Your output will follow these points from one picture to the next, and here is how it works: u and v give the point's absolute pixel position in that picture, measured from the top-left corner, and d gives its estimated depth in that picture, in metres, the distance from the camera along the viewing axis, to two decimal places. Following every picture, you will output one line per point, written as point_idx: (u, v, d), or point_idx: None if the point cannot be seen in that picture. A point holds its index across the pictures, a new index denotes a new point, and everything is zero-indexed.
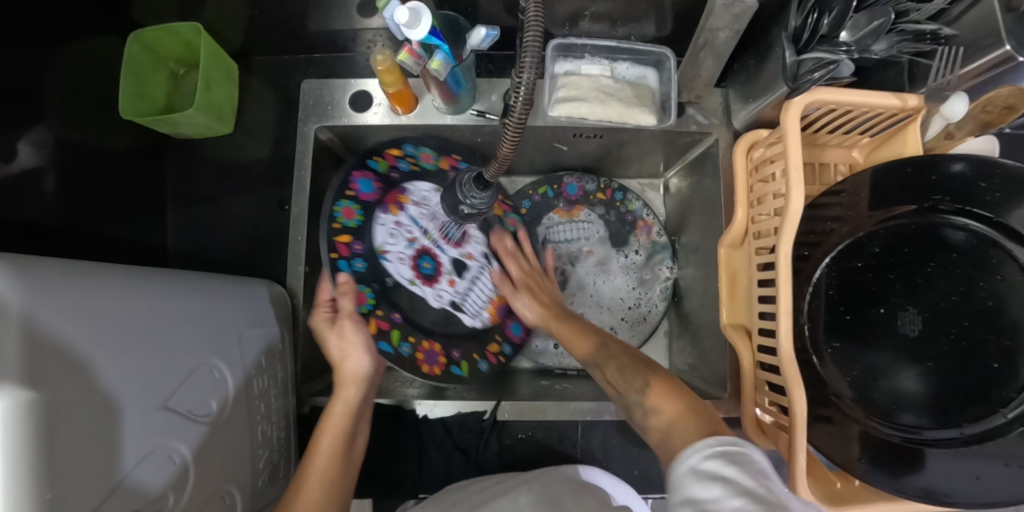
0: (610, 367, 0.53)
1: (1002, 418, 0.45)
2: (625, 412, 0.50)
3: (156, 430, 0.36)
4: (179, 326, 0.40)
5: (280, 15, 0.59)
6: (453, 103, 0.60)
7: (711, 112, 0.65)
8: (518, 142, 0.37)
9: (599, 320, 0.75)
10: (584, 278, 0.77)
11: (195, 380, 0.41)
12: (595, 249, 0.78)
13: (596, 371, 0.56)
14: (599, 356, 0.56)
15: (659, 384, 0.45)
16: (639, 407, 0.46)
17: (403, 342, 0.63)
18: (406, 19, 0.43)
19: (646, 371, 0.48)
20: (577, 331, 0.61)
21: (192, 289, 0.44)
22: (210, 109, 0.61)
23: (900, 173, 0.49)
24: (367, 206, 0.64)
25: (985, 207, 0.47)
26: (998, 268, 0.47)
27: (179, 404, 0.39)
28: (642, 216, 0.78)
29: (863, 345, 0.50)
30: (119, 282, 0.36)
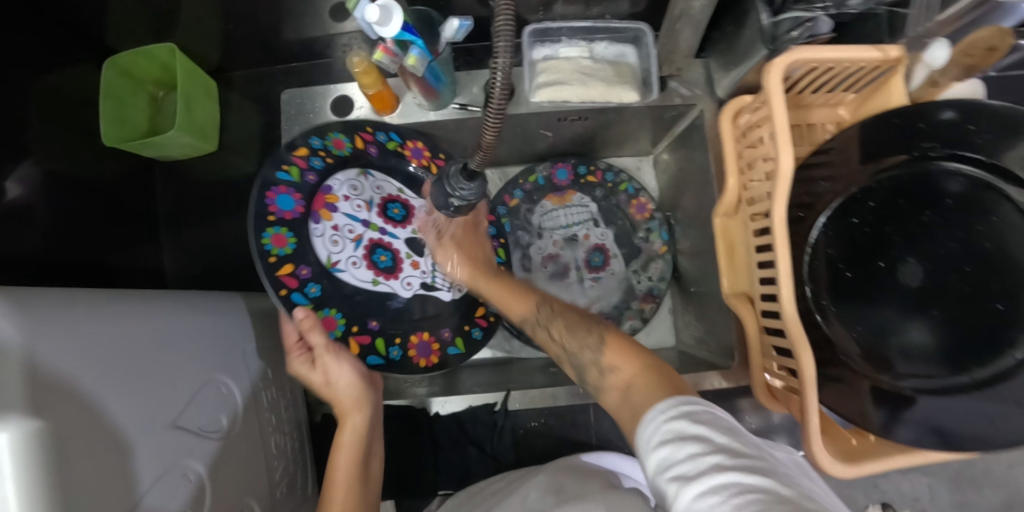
0: (556, 326, 0.50)
1: (1010, 359, 0.45)
2: (574, 371, 0.47)
3: (171, 448, 0.36)
4: (180, 345, 0.40)
5: (254, 26, 0.59)
6: (435, 98, 0.60)
7: (693, 83, 0.64)
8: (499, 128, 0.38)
9: (601, 302, 0.74)
10: (582, 259, 0.76)
11: (202, 396, 0.41)
12: (590, 231, 0.77)
13: (541, 329, 0.52)
14: (542, 315, 0.52)
15: (612, 342, 0.44)
16: (574, 359, 0.46)
17: (390, 347, 0.58)
18: (377, 17, 0.45)
19: (596, 327, 0.47)
20: (512, 293, 0.56)
21: (192, 307, 0.44)
22: (194, 128, 0.61)
23: (888, 125, 0.49)
24: (296, 223, 0.53)
25: (973, 150, 0.47)
26: (993, 210, 0.47)
27: (189, 421, 0.39)
28: (634, 194, 0.77)
29: (865, 300, 0.50)
30: (123, 303, 0.36)
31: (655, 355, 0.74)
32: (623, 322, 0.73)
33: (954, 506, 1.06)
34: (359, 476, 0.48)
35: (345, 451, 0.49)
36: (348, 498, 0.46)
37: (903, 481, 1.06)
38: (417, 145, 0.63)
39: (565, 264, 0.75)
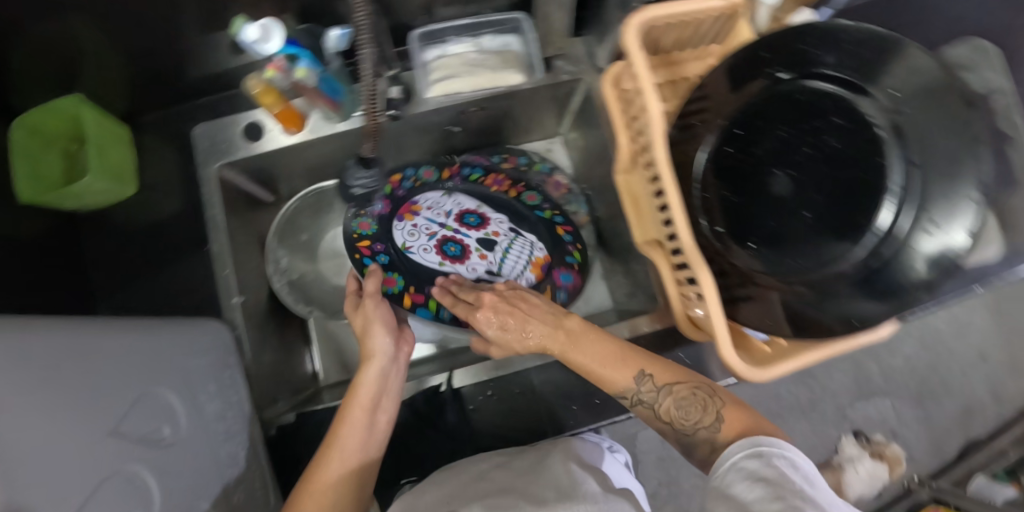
0: (665, 402, 0.46)
1: (875, 236, 0.48)
2: (681, 445, 0.47)
3: (109, 455, 0.37)
4: (112, 363, 0.42)
5: (155, 66, 0.62)
6: (338, 110, 0.64)
7: (576, 59, 0.69)
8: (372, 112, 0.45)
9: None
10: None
11: (140, 408, 0.42)
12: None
13: (641, 407, 0.48)
14: (647, 391, 0.47)
15: (731, 414, 0.43)
16: (683, 434, 0.45)
17: (442, 310, 0.66)
18: (258, 35, 0.50)
19: (713, 403, 0.45)
20: (609, 357, 0.48)
21: (122, 330, 0.46)
22: (110, 172, 0.63)
23: (754, 59, 0.55)
24: (382, 219, 0.69)
25: (813, 66, 0.53)
26: (829, 113, 0.53)
27: (127, 431, 0.40)
28: (549, 173, 0.81)
29: (750, 217, 0.55)
30: (48, 323, 0.38)
31: (596, 318, 0.77)
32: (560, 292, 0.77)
33: (920, 419, 1.19)
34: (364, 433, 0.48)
35: (357, 408, 0.49)
36: (350, 440, 0.47)
37: (870, 407, 1.18)
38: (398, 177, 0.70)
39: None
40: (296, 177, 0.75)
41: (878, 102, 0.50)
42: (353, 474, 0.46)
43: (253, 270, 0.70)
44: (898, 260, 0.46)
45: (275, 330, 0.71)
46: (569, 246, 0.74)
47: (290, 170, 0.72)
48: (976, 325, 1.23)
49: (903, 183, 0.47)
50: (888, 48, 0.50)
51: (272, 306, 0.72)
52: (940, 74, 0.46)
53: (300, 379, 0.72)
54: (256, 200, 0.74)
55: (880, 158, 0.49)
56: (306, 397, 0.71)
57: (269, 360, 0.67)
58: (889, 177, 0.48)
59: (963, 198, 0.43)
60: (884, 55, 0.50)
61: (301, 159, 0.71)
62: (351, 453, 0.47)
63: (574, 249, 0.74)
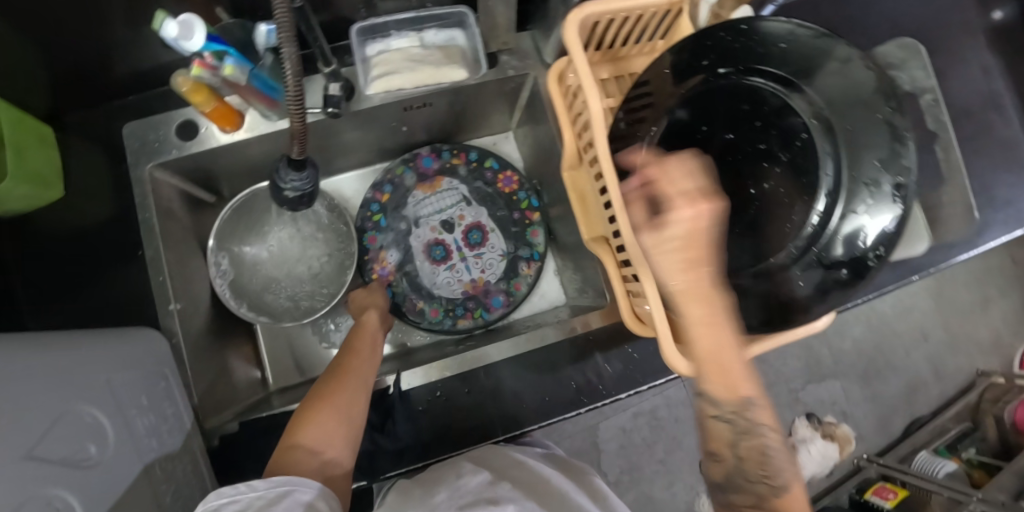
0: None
1: (811, 227, 0.50)
2: None
3: (30, 477, 0.35)
4: (33, 379, 0.40)
5: (74, 62, 0.58)
6: (275, 109, 0.62)
7: (523, 54, 0.68)
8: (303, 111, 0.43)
9: (487, 275, 0.79)
10: (460, 240, 0.80)
11: (61, 427, 0.41)
12: (465, 212, 0.81)
13: None
14: None
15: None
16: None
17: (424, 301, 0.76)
18: (178, 31, 0.47)
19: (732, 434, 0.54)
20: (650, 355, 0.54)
21: (35, 348, 0.44)
22: (31, 177, 0.59)
23: (696, 61, 0.54)
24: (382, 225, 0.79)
25: (758, 61, 0.54)
26: (766, 105, 0.54)
27: (48, 452, 0.38)
28: (500, 169, 0.80)
29: None
30: None
31: (548, 314, 0.78)
32: (511, 291, 0.77)
33: (865, 398, 1.25)
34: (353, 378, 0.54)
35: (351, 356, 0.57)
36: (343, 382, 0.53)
37: (817, 390, 1.23)
38: (393, 179, 0.78)
39: (446, 247, 0.79)
40: (238, 176, 0.72)
41: (806, 94, 0.52)
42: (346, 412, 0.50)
43: (193, 276, 0.67)
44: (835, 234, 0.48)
45: (218, 337, 0.69)
46: (531, 238, 0.79)
47: (231, 168, 0.70)
48: (919, 308, 1.30)
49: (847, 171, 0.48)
50: (817, 50, 0.51)
51: (214, 311, 0.70)
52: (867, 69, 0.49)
53: (247, 385, 0.70)
54: (194, 200, 0.71)
55: (813, 150, 0.51)
56: (251, 403, 0.69)
57: (211, 368, 0.65)
58: (819, 166, 0.50)
59: (867, 177, 0.47)
60: (824, 56, 0.51)
61: (242, 157, 0.68)
62: (345, 391, 0.52)
63: (535, 244, 0.79)
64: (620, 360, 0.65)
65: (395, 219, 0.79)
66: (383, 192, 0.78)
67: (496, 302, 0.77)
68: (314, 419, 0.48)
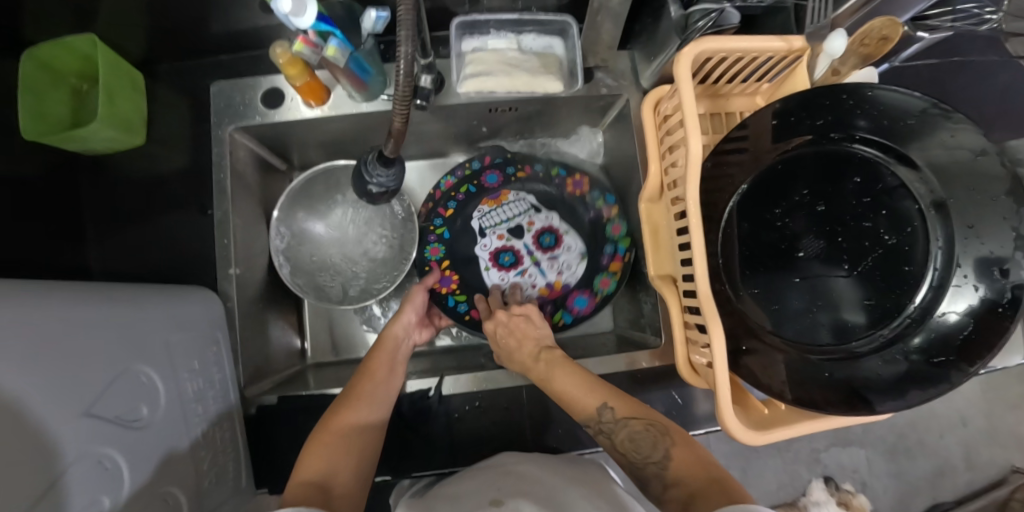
0: (619, 435, 0.48)
1: (906, 318, 0.48)
2: (633, 481, 0.47)
3: (86, 436, 0.36)
4: (93, 336, 0.40)
5: (176, 18, 0.59)
6: (363, 90, 0.60)
7: (619, 74, 0.67)
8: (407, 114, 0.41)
9: (564, 278, 0.75)
10: (531, 245, 0.76)
11: (122, 385, 0.42)
12: (535, 217, 0.77)
13: (603, 436, 0.50)
14: (606, 419, 0.49)
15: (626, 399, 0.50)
16: (632, 467, 0.47)
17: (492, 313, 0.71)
18: (291, 7, 0.44)
19: (663, 438, 0.47)
20: (577, 384, 0.52)
21: (101, 301, 0.44)
22: (117, 121, 0.60)
23: (799, 119, 0.52)
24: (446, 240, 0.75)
25: (875, 131, 0.50)
26: (877, 180, 0.51)
27: (106, 410, 0.39)
28: (568, 175, 0.77)
29: (772, 276, 0.53)
30: (34, 296, 0.37)
31: (594, 339, 0.76)
32: (597, 290, 0.73)
33: (890, 474, 1.09)
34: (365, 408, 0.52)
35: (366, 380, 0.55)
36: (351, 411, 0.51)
37: (841, 454, 1.08)
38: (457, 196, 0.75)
39: (516, 253, 0.76)
40: (312, 149, 0.72)
41: (922, 174, 0.48)
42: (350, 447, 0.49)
43: (255, 242, 0.68)
44: (936, 328, 0.46)
45: (268, 305, 0.69)
46: (613, 231, 0.74)
47: (307, 141, 0.69)
48: (961, 391, 1.10)
49: (960, 270, 0.46)
50: (925, 119, 0.49)
51: (268, 279, 0.70)
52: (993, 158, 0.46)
53: (288, 356, 0.71)
54: (267, 165, 0.71)
55: (920, 237, 0.48)
56: (288, 375, 0.69)
57: (258, 335, 0.66)
58: (928, 256, 0.48)
59: (975, 278, 0.45)
60: (936, 130, 0.48)
61: (322, 132, 0.68)
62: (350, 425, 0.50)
63: (618, 235, 0.74)
64: (666, 405, 0.63)
65: (463, 225, 0.76)
66: (446, 208, 0.75)
67: (579, 303, 0.73)
68: (314, 453, 0.47)
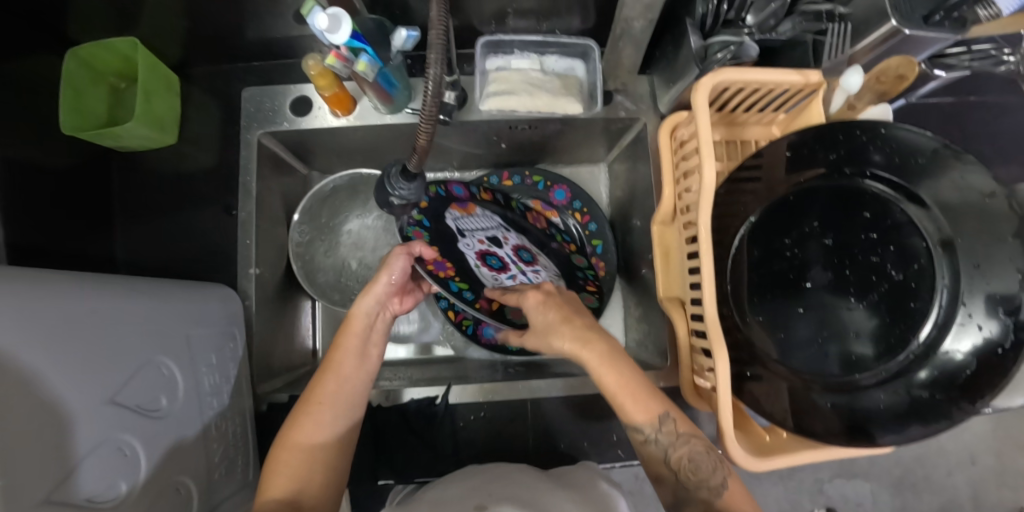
0: (677, 454, 0.44)
1: (909, 355, 0.48)
2: (669, 497, 0.45)
3: (107, 423, 0.38)
4: (117, 330, 0.41)
5: (214, 26, 0.61)
6: (389, 103, 0.62)
7: (638, 98, 0.68)
8: (433, 131, 0.43)
9: (552, 284, 0.62)
10: (513, 255, 0.63)
11: (144, 376, 0.44)
12: (506, 235, 0.66)
13: (651, 446, 0.45)
14: (663, 435, 0.44)
15: (685, 418, 0.45)
16: (681, 489, 0.44)
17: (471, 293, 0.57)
18: (327, 25, 0.47)
19: (722, 463, 0.43)
20: (639, 390, 0.44)
21: (133, 295, 0.46)
22: (151, 121, 0.62)
23: (812, 154, 0.54)
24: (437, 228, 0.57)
25: (885, 169, 0.51)
26: (887, 216, 0.51)
27: (128, 399, 0.41)
28: (578, 210, 0.78)
29: (777, 305, 0.53)
30: (72, 288, 0.39)
31: None
32: (582, 300, 0.70)
33: (893, 508, 1.08)
34: (350, 393, 0.51)
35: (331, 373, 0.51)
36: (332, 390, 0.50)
37: (845, 486, 1.07)
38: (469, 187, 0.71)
39: (501, 258, 0.61)
40: (335, 156, 0.74)
41: (931, 213, 0.49)
42: (323, 445, 0.48)
43: (275, 242, 0.70)
44: (935, 362, 0.47)
45: (284, 305, 0.71)
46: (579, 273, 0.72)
47: (331, 149, 0.71)
48: (972, 428, 1.08)
49: (965, 309, 0.46)
50: (935, 156, 0.49)
51: (286, 279, 0.72)
52: (1000, 201, 0.46)
53: (300, 356, 0.73)
54: (290, 170, 0.73)
55: (928, 275, 0.49)
56: (300, 374, 0.71)
57: (273, 334, 0.68)
58: (933, 293, 0.48)
59: (980, 317, 0.46)
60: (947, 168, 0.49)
61: (345, 141, 0.69)
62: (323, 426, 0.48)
63: (580, 275, 0.72)
64: None
65: (437, 227, 0.56)
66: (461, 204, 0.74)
67: (572, 301, 0.61)
68: (284, 452, 0.46)
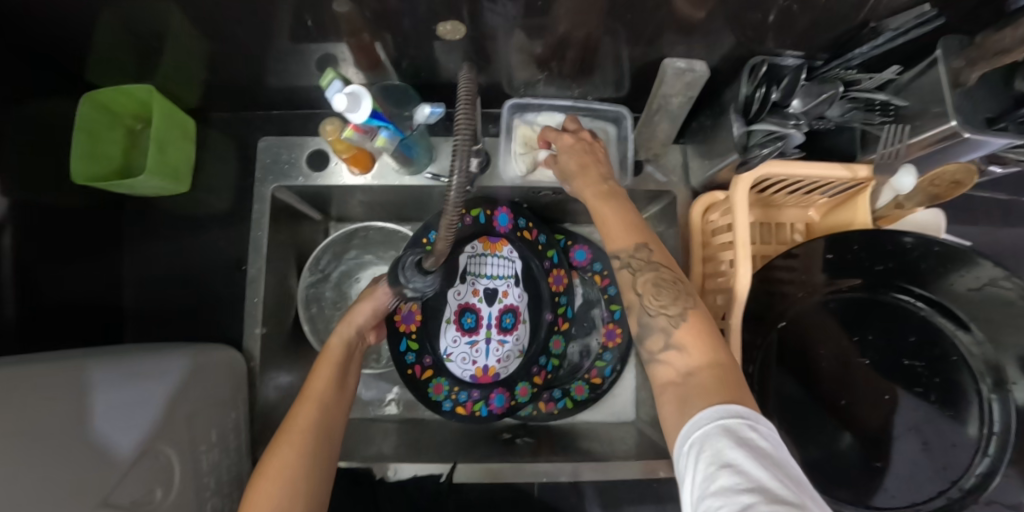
0: (643, 276, 0.44)
1: (945, 498, 0.45)
2: (634, 327, 0.44)
3: None
4: (73, 435, 0.37)
5: (235, 77, 0.59)
6: (409, 165, 0.59)
7: (670, 170, 0.65)
8: (456, 227, 0.38)
9: (499, 369, 0.68)
10: (493, 318, 0.68)
11: (142, 468, 0.41)
12: (511, 289, 0.69)
13: (624, 271, 0.45)
14: (636, 258, 0.45)
15: (694, 320, 0.41)
16: (643, 312, 0.43)
17: (415, 354, 0.66)
18: (345, 104, 0.43)
19: (685, 300, 0.42)
20: (620, 218, 0.47)
21: (129, 378, 0.44)
22: (165, 170, 0.60)
23: (854, 257, 0.50)
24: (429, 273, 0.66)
25: (933, 290, 0.49)
26: (934, 342, 0.48)
27: (120, 499, 0.38)
28: (599, 272, 0.75)
29: (806, 422, 0.49)
30: (51, 387, 0.37)
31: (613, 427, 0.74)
32: (515, 394, 0.66)
33: None
34: (328, 409, 0.50)
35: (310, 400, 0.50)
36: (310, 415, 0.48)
37: None
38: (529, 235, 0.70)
39: (478, 317, 0.68)
40: (350, 207, 0.72)
41: (980, 343, 0.46)
42: (309, 455, 0.45)
43: (284, 295, 0.68)
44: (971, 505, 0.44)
45: (290, 359, 0.69)
46: (535, 369, 0.67)
47: (346, 201, 0.69)
48: None
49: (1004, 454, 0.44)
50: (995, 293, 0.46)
51: (293, 332, 0.70)
52: None
53: None
54: (304, 220, 0.71)
55: (974, 414, 0.46)
56: None
57: (278, 391, 0.66)
58: (976, 432, 0.45)
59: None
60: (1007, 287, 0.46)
61: (361, 196, 0.67)
62: (303, 446, 0.45)
63: (535, 372, 0.67)
64: None
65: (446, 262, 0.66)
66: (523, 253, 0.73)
67: (496, 402, 0.66)
68: (263, 479, 0.42)
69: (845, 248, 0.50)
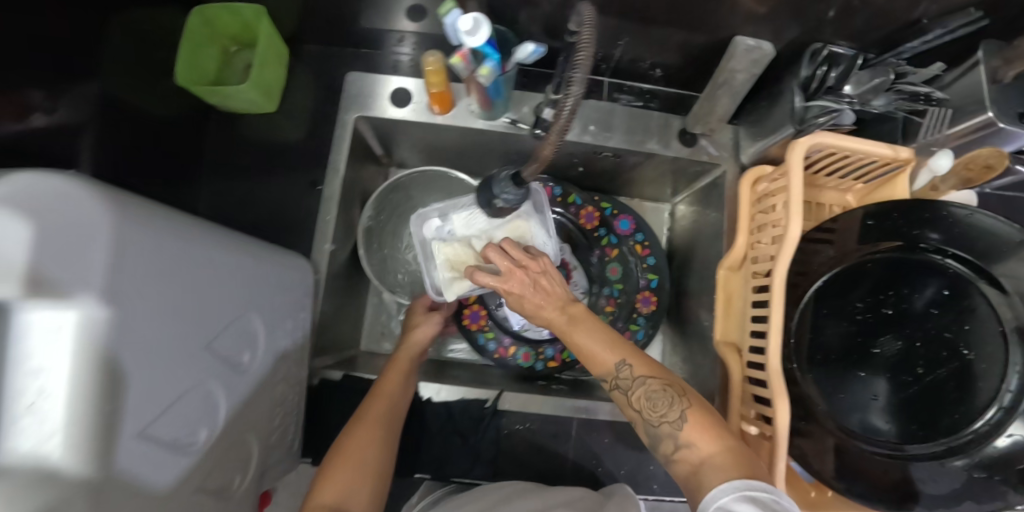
0: (636, 395, 0.48)
1: (971, 434, 0.50)
2: (645, 436, 0.48)
3: (198, 367, 0.37)
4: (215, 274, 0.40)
5: (336, 9, 0.64)
6: (488, 109, 0.64)
7: (722, 145, 0.71)
8: (555, 151, 0.41)
9: None
10: None
11: (237, 328, 0.43)
12: None
13: (617, 392, 0.49)
14: (625, 378, 0.48)
15: (693, 417, 0.45)
16: (648, 426, 0.47)
17: (490, 339, 0.74)
18: (468, 26, 0.49)
19: (677, 399, 0.46)
20: (599, 343, 0.50)
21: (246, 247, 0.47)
22: (261, 87, 0.65)
23: (893, 221, 0.55)
24: None
25: (961, 251, 0.54)
26: (967, 297, 0.53)
27: (219, 348, 0.41)
28: (640, 241, 0.80)
29: (840, 366, 0.54)
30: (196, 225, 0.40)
31: None
32: None
33: None
34: (394, 407, 0.54)
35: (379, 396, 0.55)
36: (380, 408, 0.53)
37: None
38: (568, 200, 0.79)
39: None
40: (419, 150, 0.76)
41: (1010, 299, 0.51)
42: (379, 441, 0.49)
43: (349, 223, 0.72)
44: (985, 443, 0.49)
45: (346, 284, 0.73)
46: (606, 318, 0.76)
47: (418, 142, 0.74)
48: None
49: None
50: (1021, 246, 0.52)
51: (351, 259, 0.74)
52: None
53: (350, 337, 0.74)
54: (372, 157, 0.75)
55: (998, 359, 0.50)
56: (349, 354, 0.72)
57: (333, 311, 0.69)
58: (1002, 377, 0.49)
59: None
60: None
61: (433, 137, 0.71)
62: (375, 434, 0.50)
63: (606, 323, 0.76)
64: None
65: None
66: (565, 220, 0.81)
67: None
68: (338, 464, 0.46)
69: (883, 213, 0.55)
